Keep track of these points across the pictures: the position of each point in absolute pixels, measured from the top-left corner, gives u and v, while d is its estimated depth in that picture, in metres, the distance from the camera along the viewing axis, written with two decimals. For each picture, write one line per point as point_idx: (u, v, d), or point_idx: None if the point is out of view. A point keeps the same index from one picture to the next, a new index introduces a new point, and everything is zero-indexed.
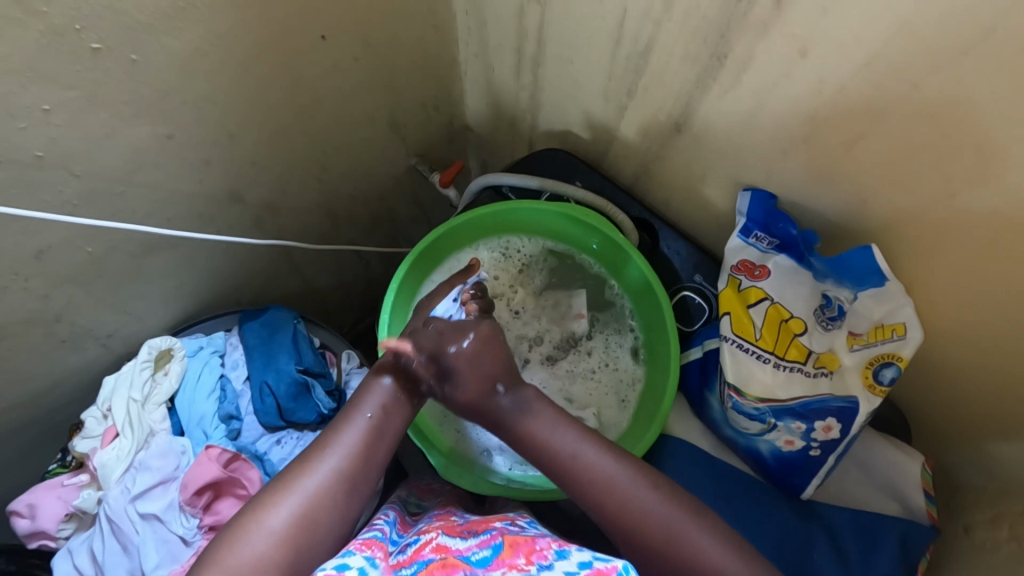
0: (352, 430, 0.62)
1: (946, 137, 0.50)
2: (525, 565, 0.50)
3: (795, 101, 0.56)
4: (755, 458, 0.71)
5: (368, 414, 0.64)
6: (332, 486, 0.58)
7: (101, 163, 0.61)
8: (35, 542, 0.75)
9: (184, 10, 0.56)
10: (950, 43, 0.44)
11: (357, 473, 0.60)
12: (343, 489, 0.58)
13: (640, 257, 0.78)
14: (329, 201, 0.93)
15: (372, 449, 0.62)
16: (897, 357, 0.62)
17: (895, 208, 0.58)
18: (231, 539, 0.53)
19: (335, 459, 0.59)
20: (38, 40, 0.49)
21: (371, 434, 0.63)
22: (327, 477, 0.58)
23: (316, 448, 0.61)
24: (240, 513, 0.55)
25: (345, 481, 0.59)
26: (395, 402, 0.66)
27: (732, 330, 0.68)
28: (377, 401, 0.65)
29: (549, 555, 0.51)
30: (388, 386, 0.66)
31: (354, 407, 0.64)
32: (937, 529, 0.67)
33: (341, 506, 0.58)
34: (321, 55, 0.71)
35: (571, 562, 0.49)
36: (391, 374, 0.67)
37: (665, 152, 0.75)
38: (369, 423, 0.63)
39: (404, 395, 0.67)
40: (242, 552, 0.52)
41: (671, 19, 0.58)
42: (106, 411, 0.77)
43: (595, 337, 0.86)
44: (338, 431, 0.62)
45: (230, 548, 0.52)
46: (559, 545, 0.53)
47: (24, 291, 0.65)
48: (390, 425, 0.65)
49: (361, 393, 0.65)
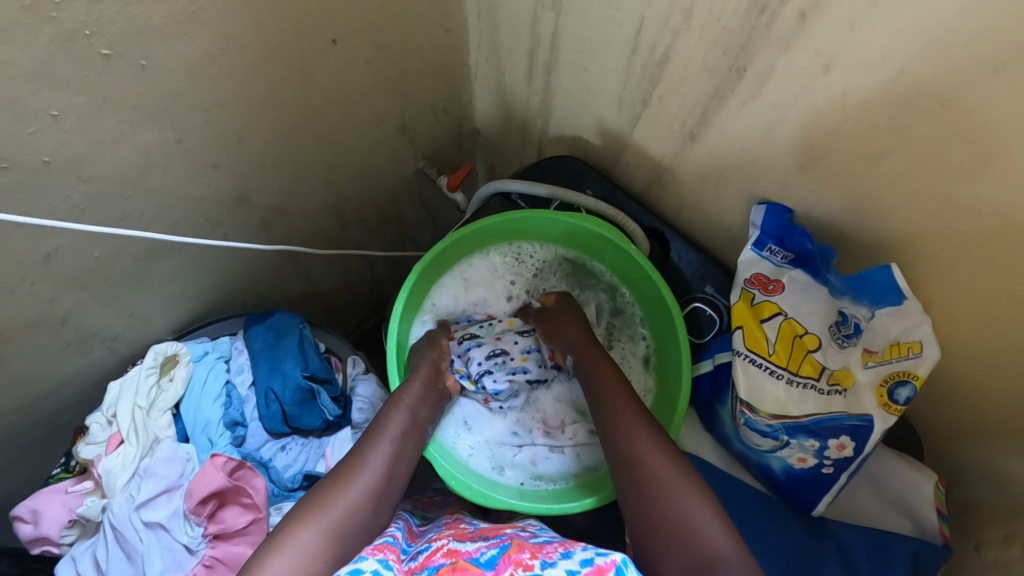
0: (377, 455, 0.66)
1: (969, 156, 0.49)
2: (530, 560, 0.50)
3: (816, 115, 0.55)
4: (766, 474, 0.71)
5: (389, 441, 0.68)
6: (360, 504, 0.61)
7: (109, 167, 0.60)
8: (37, 548, 0.74)
9: (195, 15, 0.55)
10: (980, 59, 0.43)
11: (380, 495, 0.63)
12: (369, 508, 0.61)
13: (653, 268, 0.77)
14: (336, 204, 0.92)
15: (393, 475, 0.65)
16: (913, 376, 0.60)
17: (915, 225, 0.57)
18: (271, 549, 0.53)
19: (364, 481, 0.63)
20: (48, 45, 0.48)
21: (392, 460, 0.66)
22: (357, 497, 0.61)
23: (344, 469, 0.64)
24: (279, 527, 0.56)
25: (372, 500, 0.62)
26: (411, 427, 0.71)
27: (744, 344, 0.67)
28: (397, 427, 0.70)
29: (554, 553, 0.50)
30: (405, 414, 0.72)
31: (375, 434, 0.68)
32: (949, 548, 0.66)
33: (367, 521, 0.61)
34: (332, 57, 0.70)
35: (575, 559, 0.49)
36: (405, 400, 0.73)
37: (679, 162, 0.74)
38: (390, 450, 0.67)
39: (415, 422, 0.72)
40: (281, 561, 0.52)
41: (690, 30, 0.57)
42: (111, 417, 0.75)
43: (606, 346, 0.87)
44: (365, 454, 0.65)
45: (272, 556, 0.52)
46: (564, 547, 0.52)
47: (30, 296, 0.65)
48: (407, 449, 0.69)
49: (380, 422, 0.69)
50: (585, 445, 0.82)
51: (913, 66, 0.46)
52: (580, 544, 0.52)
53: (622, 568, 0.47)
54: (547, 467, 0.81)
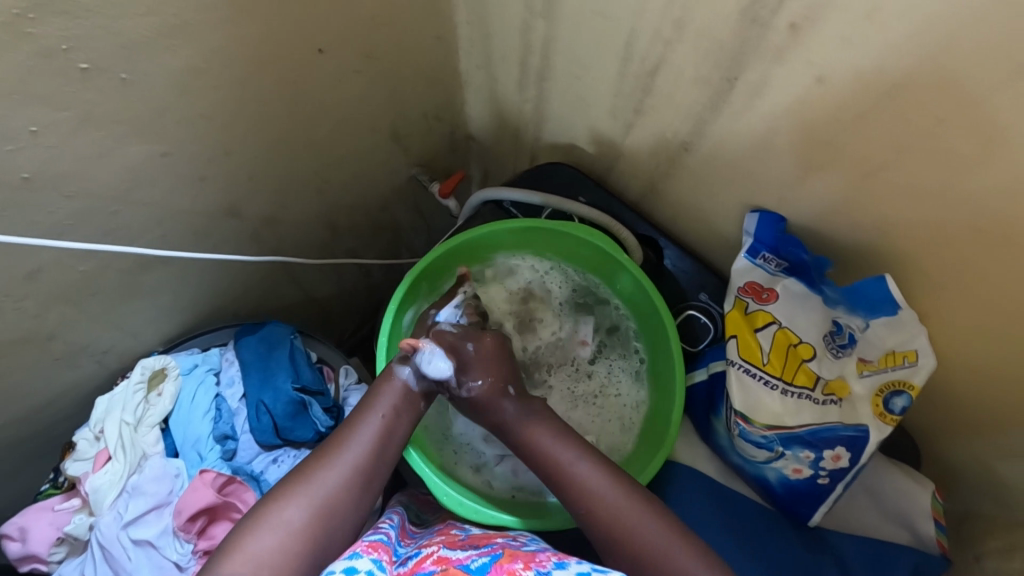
0: (366, 429, 0.66)
1: (967, 166, 0.48)
2: (523, 569, 0.50)
3: (810, 124, 0.54)
4: (763, 485, 0.69)
5: (382, 415, 0.68)
6: (347, 481, 0.62)
7: (94, 182, 0.59)
8: (25, 565, 0.73)
9: (178, 29, 0.54)
10: (976, 72, 0.43)
11: (370, 470, 0.64)
12: (358, 485, 0.63)
13: (642, 274, 0.76)
14: (328, 213, 0.91)
15: (384, 449, 0.67)
16: (908, 386, 0.61)
17: (911, 235, 0.57)
18: (256, 523, 0.56)
19: (351, 455, 0.64)
20: (25, 62, 0.47)
21: (383, 434, 0.67)
22: (344, 472, 0.62)
23: (332, 445, 0.65)
24: (262, 504, 0.59)
25: (360, 475, 0.63)
26: (405, 403, 0.71)
27: (738, 355, 0.66)
28: (389, 401, 0.70)
29: (547, 565, 0.51)
30: (401, 386, 0.71)
31: (367, 408, 0.69)
32: (948, 559, 0.67)
33: (356, 500, 0.62)
34: (320, 68, 0.69)
35: (571, 571, 0.50)
36: (405, 374, 0.72)
37: (673, 171, 0.73)
38: (381, 424, 0.68)
39: (416, 399, 0.72)
40: (266, 538, 0.55)
41: (682, 39, 0.56)
42: (98, 433, 0.75)
43: (599, 363, 0.85)
44: (354, 427, 0.66)
45: (253, 533, 0.55)
46: (557, 558, 0.53)
47: (15, 313, 0.64)
48: (400, 424, 0.69)
49: (372, 396, 0.70)
50: None
51: (909, 77, 0.46)
52: (572, 556, 0.54)
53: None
54: (530, 479, 0.80)
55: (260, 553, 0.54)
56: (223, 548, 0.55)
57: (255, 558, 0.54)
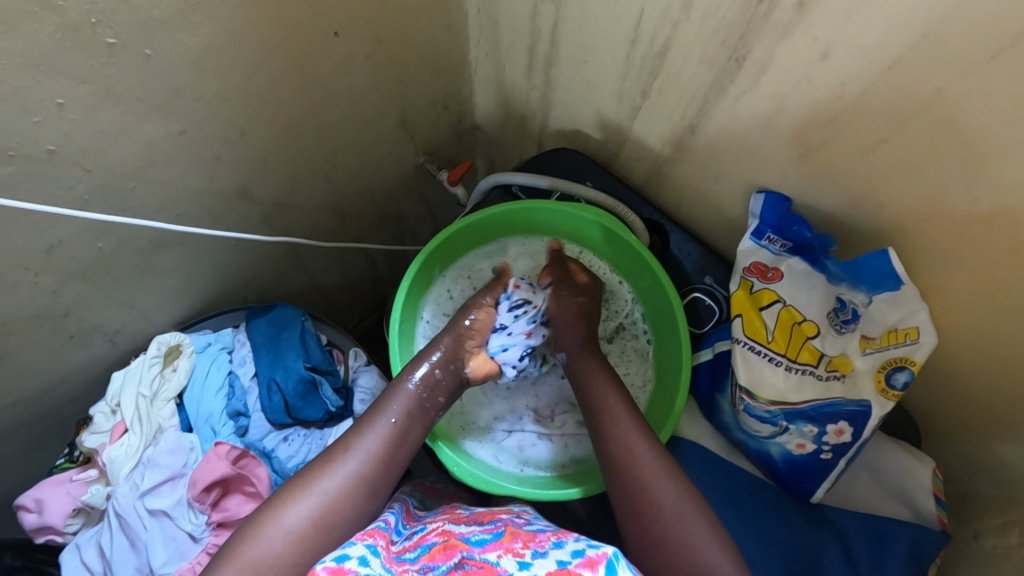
0: (374, 435, 0.66)
1: (967, 143, 0.50)
2: (521, 549, 0.50)
3: (813, 103, 0.56)
4: (766, 461, 0.71)
5: (391, 420, 0.68)
6: (351, 489, 0.62)
7: (114, 157, 0.61)
8: (42, 537, 0.76)
9: (198, 6, 0.55)
10: (976, 46, 0.44)
11: (374, 478, 0.64)
12: (361, 495, 0.62)
13: (650, 255, 0.77)
14: (338, 199, 0.92)
15: (391, 457, 0.66)
16: (909, 362, 0.62)
17: (914, 215, 0.58)
18: (257, 529, 0.57)
19: (356, 462, 0.63)
20: (53, 34, 0.49)
21: (390, 441, 0.67)
22: (348, 478, 0.62)
23: (338, 450, 0.65)
24: (265, 508, 0.59)
25: (363, 484, 0.63)
26: (416, 411, 0.70)
27: (743, 333, 0.69)
28: (401, 407, 0.69)
29: (546, 544, 0.51)
30: (412, 392, 0.71)
31: (376, 413, 0.68)
32: (948, 535, 0.68)
33: (359, 506, 0.62)
34: (334, 51, 0.71)
35: (567, 549, 0.49)
36: (412, 383, 0.72)
37: (679, 154, 0.74)
38: (392, 429, 0.67)
39: (423, 405, 0.72)
40: (264, 545, 0.55)
41: (689, 21, 0.58)
42: (115, 407, 0.77)
43: (612, 343, 0.87)
44: (362, 432, 0.66)
45: (255, 539, 0.56)
46: (557, 537, 0.52)
47: (34, 287, 0.65)
48: (410, 432, 0.69)
49: (384, 400, 0.69)
50: (573, 435, 0.82)
51: (911, 53, 0.47)
52: (572, 533, 0.53)
53: (614, 562, 0.46)
54: (535, 453, 0.82)
55: (258, 561, 0.55)
56: (222, 553, 0.56)
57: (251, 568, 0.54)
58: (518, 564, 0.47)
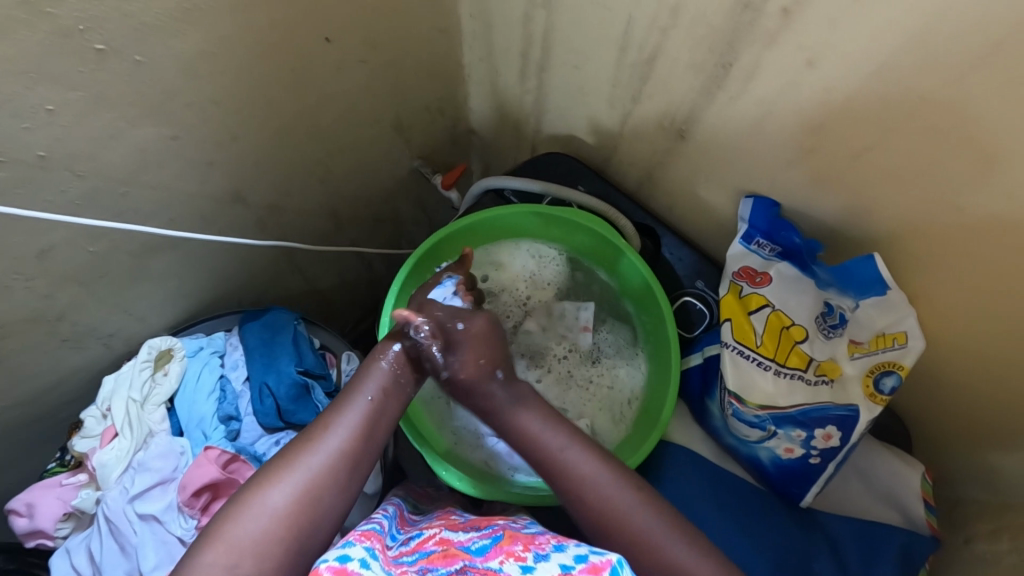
0: (354, 410, 0.65)
1: (954, 147, 0.50)
2: (523, 552, 0.50)
3: (802, 108, 0.56)
4: (756, 466, 0.72)
5: (369, 397, 0.66)
6: (334, 465, 0.61)
7: (106, 162, 0.61)
8: (32, 541, 0.76)
9: (189, 13, 0.55)
10: (960, 53, 0.44)
11: (357, 452, 0.63)
12: (345, 468, 0.62)
13: (620, 240, 0.79)
14: (332, 203, 0.93)
15: (373, 430, 0.65)
16: (898, 366, 0.63)
17: (901, 221, 0.59)
18: (237, 511, 0.56)
19: (337, 438, 0.62)
20: (43, 41, 0.49)
21: (370, 417, 0.65)
22: (329, 455, 0.61)
23: (319, 427, 0.64)
24: (246, 488, 0.58)
25: (346, 459, 0.62)
26: (395, 383, 0.68)
27: (733, 337, 0.68)
28: (378, 382, 0.67)
29: (546, 547, 0.50)
30: (387, 369, 0.68)
31: (355, 388, 0.67)
32: (937, 540, 0.69)
33: (343, 481, 0.61)
34: (326, 56, 0.71)
35: (569, 553, 0.49)
36: (387, 358, 0.69)
37: (670, 159, 0.75)
38: (372, 403, 0.66)
39: (399, 379, 0.69)
40: (246, 525, 0.55)
41: (678, 27, 0.58)
42: (105, 411, 0.77)
43: (602, 361, 0.85)
44: (341, 409, 0.65)
45: (235, 520, 0.56)
46: (557, 540, 0.52)
47: (27, 291, 0.65)
48: (390, 405, 0.67)
49: (360, 375, 0.68)
50: None
51: (895, 59, 0.47)
52: (572, 538, 0.53)
53: (617, 568, 0.46)
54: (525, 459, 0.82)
55: (241, 541, 0.54)
56: (206, 534, 0.56)
57: (235, 547, 0.54)
58: (522, 569, 0.47)
